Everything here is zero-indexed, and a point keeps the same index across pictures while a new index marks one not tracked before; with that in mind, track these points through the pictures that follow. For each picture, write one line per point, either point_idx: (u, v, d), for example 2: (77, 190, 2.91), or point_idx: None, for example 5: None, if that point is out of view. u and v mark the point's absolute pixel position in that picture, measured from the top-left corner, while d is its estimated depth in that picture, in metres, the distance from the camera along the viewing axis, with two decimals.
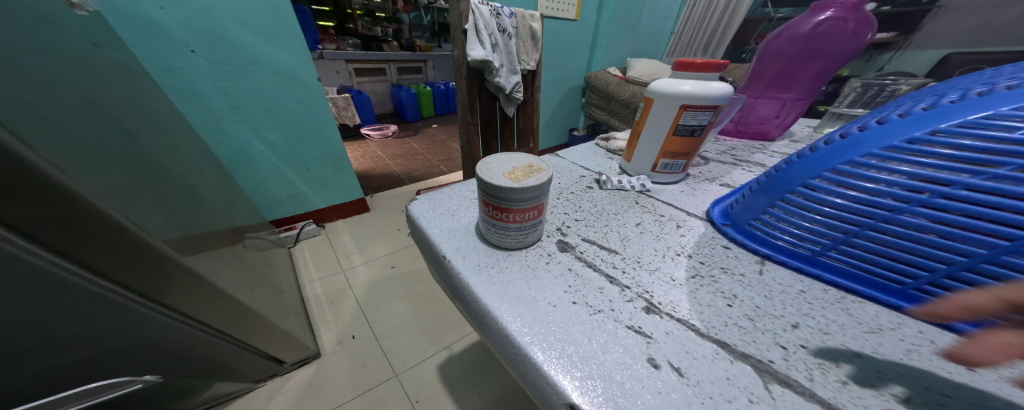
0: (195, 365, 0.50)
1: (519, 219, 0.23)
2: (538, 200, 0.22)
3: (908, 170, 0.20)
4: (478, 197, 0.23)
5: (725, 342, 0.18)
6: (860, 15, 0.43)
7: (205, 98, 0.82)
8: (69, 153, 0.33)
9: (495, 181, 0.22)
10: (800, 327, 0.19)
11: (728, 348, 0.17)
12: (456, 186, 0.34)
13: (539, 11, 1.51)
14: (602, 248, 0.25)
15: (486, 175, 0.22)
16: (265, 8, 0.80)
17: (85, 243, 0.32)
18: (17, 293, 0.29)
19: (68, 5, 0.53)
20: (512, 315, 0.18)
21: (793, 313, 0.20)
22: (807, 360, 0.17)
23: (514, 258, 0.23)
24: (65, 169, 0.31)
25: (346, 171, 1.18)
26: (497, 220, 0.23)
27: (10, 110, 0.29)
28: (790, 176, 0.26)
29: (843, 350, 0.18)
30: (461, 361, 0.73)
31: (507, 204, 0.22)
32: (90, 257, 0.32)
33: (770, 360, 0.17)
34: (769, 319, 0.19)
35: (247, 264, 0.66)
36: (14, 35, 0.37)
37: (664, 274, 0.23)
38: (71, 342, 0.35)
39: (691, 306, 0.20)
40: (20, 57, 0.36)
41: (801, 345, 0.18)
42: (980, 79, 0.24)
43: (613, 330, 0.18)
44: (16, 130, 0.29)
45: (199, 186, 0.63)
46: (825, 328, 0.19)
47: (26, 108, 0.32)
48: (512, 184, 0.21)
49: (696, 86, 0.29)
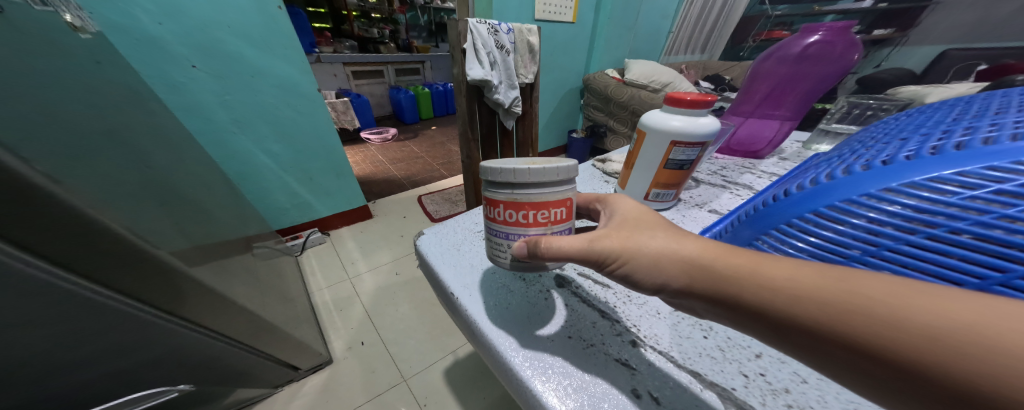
0: (222, 373, 0.53)
1: (548, 216, 0.25)
2: (553, 195, 0.24)
3: (860, 222, 0.23)
4: (495, 196, 0.24)
5: (697, 371, 0.20)
6: (847, 39, 0.44)
7: (210, 113, 0.84)
8: (85, 187, 0.35)
9: (512, 174, 0.23)
10: (762, 356, 0.21)
11: (699, 377, 0.20)
12: (459, 217, 0.37)
13: (536, 16, 1.52)
14: (596, 282, 0.28)
15: (500, 171, 0.23)
16: (263, 21, 0.81)
17: (105, 264, 0.34)
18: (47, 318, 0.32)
19: (70, 28, 0.54)
20: (516, 349, 0.21)
21: (758, 343, 0.22)
22: (763, 386, 0.19)
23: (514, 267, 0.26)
24: (85, 201, 0.33)
25: (349, 179, 1.20)
26: (516, 218, 0.25)
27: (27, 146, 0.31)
28: (769, 216, 0.28)
29: (794, 376, 0.20)
30: (465, 365, 0.76)
31: (524, 200, 0.24)
32: (109, 277, 0.35)
33: (732, 387, 0.19)
34: (738, 349, 0.21)
35: (258, 274, 0.69)
36: (25, 69, 0.39)
37: (652, 307, 0.25)
38: (98, 361, 0.37)
39: (672, 339, 0.22)
40: (33, 90, 0.38)
41: (760, 373, 0.20)
42: (940, 129, 0.27)
43: (604, 363, 0.20)
44: (42, 169, 0.31)
45: (208, 202, 0.65)
46: (783, 356, 0.21)
47: (43, 143, 0.33)
48: (529, 175, 0.22)
49: (685, 122, 0.31)
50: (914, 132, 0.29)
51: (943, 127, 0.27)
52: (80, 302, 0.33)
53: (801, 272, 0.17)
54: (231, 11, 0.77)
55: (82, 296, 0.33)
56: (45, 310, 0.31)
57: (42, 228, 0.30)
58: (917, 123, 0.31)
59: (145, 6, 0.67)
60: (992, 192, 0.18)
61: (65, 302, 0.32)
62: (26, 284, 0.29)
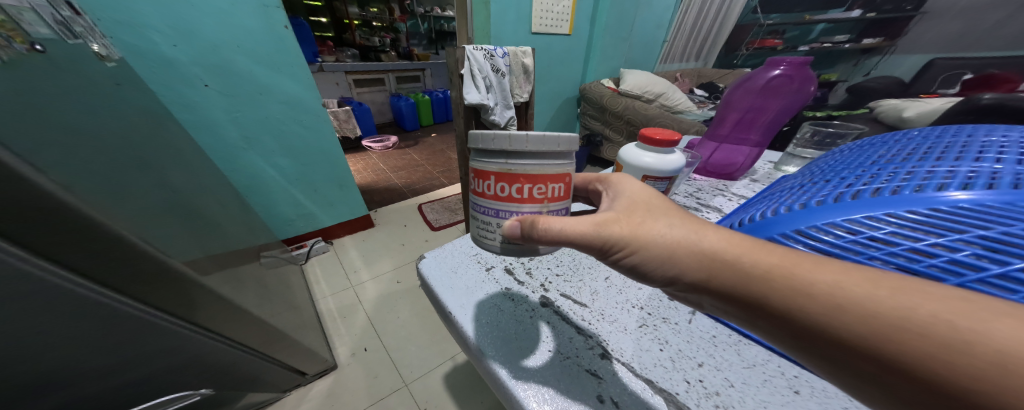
0: (237, 378, 0.57)
1: (542, 191, 0.30)
2: (543, 170, 0.29)
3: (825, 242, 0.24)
4: (492, 168, 0.29)
5: (651, 379, 0.24)
6: (805, 74, 0.49)
7: (220, 129, 0.88)
8: (122, 215, 0.38)
9: (508, 145, 0.27)
10: (703, 366, 0.25)
11: (652, 384, 0.24)
12: (457, 241, 0.41)
13: (534, 29, 1.57)
14: (575, 302, 0.32)
15: (496, 142, 0.28)
16: (270, 41, 0.85)
17: (140, 283, 0.37)
18: (90, 331, 0.35)
19: (98, 58, 0.53)
20: (503, 362, 0.25)
21: (703, 354, 0.26)
22: (699, 390, 0.23)
23: (505, 249, 0.32)
24: (124, 227, 0.36)
25: (351, 190, 1.24)
26: (510, 193, 0.30)
27: (73, 172, 0.34)
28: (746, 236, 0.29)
29: (725, 382, 0.24)
30: (464, 371, 0.80)
31: (517, 174, 0.28)
32: (145, 295, 0.38)
33: (676, 392, 0.23)
34: (684, 360, 0.26)
35: (267, 284, 0.72)
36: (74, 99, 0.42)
37: (620, 324, 0.29)
38: (130, 369, 0.40)
39: (634, 351, 0.26)
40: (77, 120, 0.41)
41: (699, 379, 0.24)
42: (865, 168, 0.31)
43: (577, 373, 0.25)
44: (86, 199, 0.34)
45: (222, 215, 0.69)
46: (719, 365, 0.25)
47: (89, 173, 0.37)
48: (524, 148, 0.27)
49: (655, 159, 0.36)
50: (846, 169, 0.33)
51: (862, 169, 0.31)
52: (118, 318, 0.36)
53: (854, 279, 0.18)
54: (240, 31, 0.80)
55: (120, 311, 0.36)
56: (89, 325, 0.35)
57: (85, 248, 0.33)
58: (850, 160, 0.35)
59: (160, 29, 0.71)
60: (867, 238, 0.22)
61: (106, 317, 0.35)
62: (69, 299, 0.32)
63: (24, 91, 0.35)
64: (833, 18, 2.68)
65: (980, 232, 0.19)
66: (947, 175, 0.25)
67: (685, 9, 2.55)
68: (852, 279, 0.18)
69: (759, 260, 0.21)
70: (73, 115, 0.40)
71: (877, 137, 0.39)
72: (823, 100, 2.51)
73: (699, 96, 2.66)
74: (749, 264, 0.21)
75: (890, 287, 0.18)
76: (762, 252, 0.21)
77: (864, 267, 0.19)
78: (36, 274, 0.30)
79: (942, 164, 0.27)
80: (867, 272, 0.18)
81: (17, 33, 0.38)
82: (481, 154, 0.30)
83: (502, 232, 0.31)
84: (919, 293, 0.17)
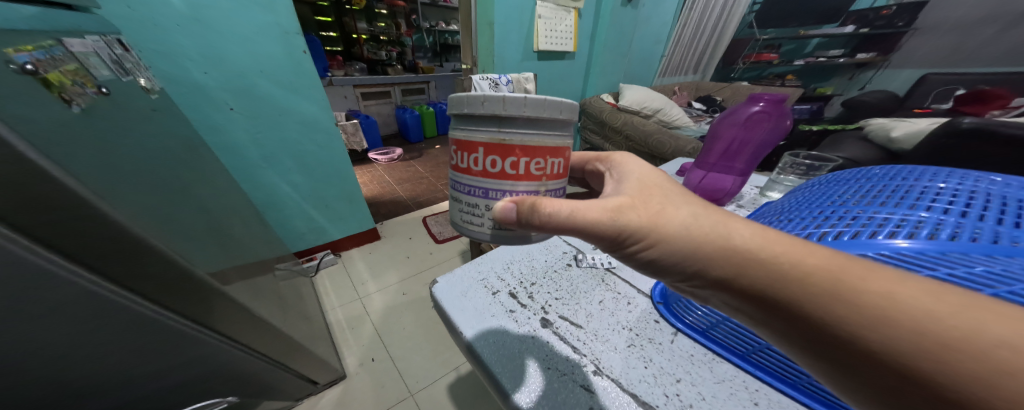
0: (257, 386, 0.60)
1: (539, 166, 0.31)
2: (537, 140, 0.30)
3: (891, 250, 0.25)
4: (485, 135, 0.30)
5: (636, 393, 0.28)
6: (780, 111, 0.56)
7: (241, 149, 0.93)
8: (180, 238, 0.42)
9: (501, 108, 0.28)
10: (681, 382, 0.29)
11: (636, 397, 0.28)
12: (466, 266, 0.45)
13: (536, 48, 1.64)
14: (572, 324, 0.36)
15: (490, 104, 0.28)
16: (290, 66, 0.91)
17: (191, 300, 0.40)
18: (148, 346, 0.38)
19: (144, 91, 0.58)
20: (508, 378, 0.29)
21: (681, 372, 0.30)
22: (676, 403, 0.27)
23: (494, 235, 0.34)
24: (184, 250, 0.41)
25: (360, 204, 1.28)
26: (506, 165, 0.31)
27: (135, 198, 0.38)
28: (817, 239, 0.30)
29: (697, 395, 0.28)
30: (468, 381, 0.83)
31: (511, 143, 0.29)
32: (195, 311, 0.41)
33: (656, 404, 0.27)
34: (665, 376, 0.30)
35: (283, 295, 0.76)
36: (130, 132, 0.46)
37: (611, 344, 0.33)
38: (172, 380, 0.44)
39: (622, 369, 0.30)
40: (135, 149, 0.45)
41: (676, 394, 0.28)
42: (837, 205, 0.36)
43: (572, 387, 0.29)
44: (154, 225, 0.38)
45: (244, 230, 0.73)
46: (694, 381, 0.29)
47: (147, 200, 0.41)
48: (519, 114, 0.28)
49: None
50: (818, 205, 0.37)
51: (824, 211, 0.35)
52: (172, 334, 0.39)
53: (912, 291, 0.18)
54: (263, 57, 0.86)
55: (173, 327, 0.39)
56: (146, 344, 0.37)
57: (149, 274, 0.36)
58: (819, 197, 0.40)
59: (193, 57, 0.77)
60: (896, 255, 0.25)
61: (156, 332, 0.37)
62: (122, 316, 0.34)
63: (91, 125, 0.39)
64: (827, 34, 2.76)
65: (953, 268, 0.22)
66: (894, 222, 0.29)
67: (682, 25, 2.64)
68: (910, 292, 0.18)
69: (802, 262, 0.22)
70: (129, 144, 0.44)
71: (843, 173, 0.44)
72: (819, 114, 2.56)
73: (696, 110, 2.73)
74: (788, 267, 0.22)
75: (955, 303, 0.18)
76: (810, 253, 0.22)
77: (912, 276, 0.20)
78: (100, 293, 0.32)
79: (895, 211, 0.31)
80: (926, 285, 0.19)
81: (87, 79, 0.43)
82: (473, 123, 0.31)
83: (492, 214, 0.33)
84: (951, 318, 0.17)
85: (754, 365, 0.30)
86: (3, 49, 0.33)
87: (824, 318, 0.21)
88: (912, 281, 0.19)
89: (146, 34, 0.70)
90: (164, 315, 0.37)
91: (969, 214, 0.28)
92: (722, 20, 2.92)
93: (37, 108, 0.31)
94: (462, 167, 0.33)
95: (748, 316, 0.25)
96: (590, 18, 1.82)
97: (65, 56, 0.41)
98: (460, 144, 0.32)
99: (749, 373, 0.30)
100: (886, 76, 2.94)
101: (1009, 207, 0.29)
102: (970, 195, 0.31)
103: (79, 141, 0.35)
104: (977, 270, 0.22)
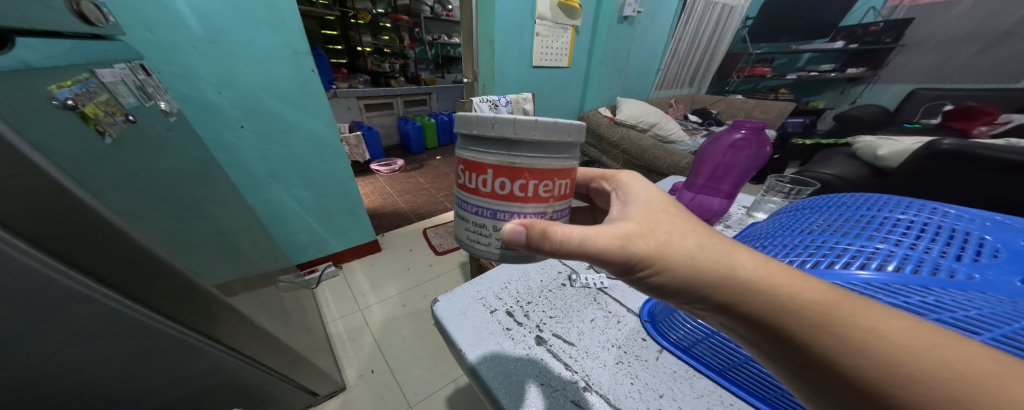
0: (261, 398, 0.61)
1: (547, 188, 0.32)
2: (545, 163, 0.30)
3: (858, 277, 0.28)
4: (496, 157, 0.30)
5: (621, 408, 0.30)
6: (760, 138, 0.62)
7: (250, 165, 0.97)
8: (198, 258, 0.45)
9: (513, 133, 0.28)
10: (663, 397, 0.32)
11: None
12: (466, 286, 0.47)
13: (534, 64, 1.70)
14: (566, 342, 0.38)
15: (503, 128, 0.28)
16: (299, 84, 0.95)
17: (207, 318, 0.42)
18: (163, 363, 0.39)
19: (163, 114, 0.62)
20: (505, 394, 0.32)
21: (663, 388, 0.33)
22: None
23: (502, 254, 0.35)
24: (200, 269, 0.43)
25: (362, 217, 1.31)
26: (515, 186, 0.31)
27: (159, 221, 0.40)
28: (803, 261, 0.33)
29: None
30: (466, 394, 0.84)
31: (521, 166, 0.30)
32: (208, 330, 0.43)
33: None
34: (649, 392, 0.32)
35: (285, 306, 0.77)
36: (150, 156, 0.49)
37: (601, 361, 0.36)
38: (180, 396, 0.45)
39: (609, 384, 0.33)
40: (156, 173, 0.48)
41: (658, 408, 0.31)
42: (815, 231, 0.39)
43: (564, 402, 0.31)
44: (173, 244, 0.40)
45: (251, 245, 0.75)
46: (674, 396, 0.32)
47: (167, 221, 0.43)
48: (531, 138, 0.29)
49: None
50: (799, 230, 0.40)
51: (802, 236, 0.38)
52: (188, 350, 0.41)
53: (894, 327, 0.20)
54: (275, 77, 0.90)
55: (189, 344, 0.40)
56: (162, 362, 0.39)
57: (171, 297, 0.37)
58: (798, 223, 0.42)
59: (208, 78, 0.81)
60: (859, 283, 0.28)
61: (174, 349, 0.39)
62: (147, 334, 0.36)
63: (120, 153, 0.42)
64: (817, 50, 2.85)
65: (907, 298, 0.25)
66: (852, 252, 0.33)
67: (676, 41, 2.73)
68: (891, 328, 0.20)
69: (797, 296, 0.23)
70: (150, 169, 0.47)
71: (818, 199, 0.47)
72: (812, 128, 2.63)
73: (692, 123, 2.79)
74: (785, 299, 0.23)
75: (930, 340, 0.19)
76: (807, 288, 0.23)
77: (893, 311, 0.21)
78: (123, 316, 0.33)
79: (856, 241, 0.34)
80: (906, 322, 0.20)
81: (116, 108, 0.47)
82: (481, 145, 0.31)
83: (498, 234, 0.34)
84: (926, 356, 0.19)
85: (729, 380, 0.33)
86: (48, 87, 0.36)
87: (810, 345, 0.22)
88: (893, 319, 0.20)
89: (165, 58, 0.74)
90: (182, 333, 0.39)
91: (915, 246, 0.32)
92: (716, 36, 3.01)
93: (77, 142, 0.34)
94: (469, 186, 0.34)
95: (739, 336, 0.27)
96: (587, 35, 1.89)
97: (98, 87, 0.44)
98: (467, 164, 0.33)
99: (726, 389, 0.33)
100: (876, 91, 3.02)
101: (955, 241, 0.33)
102: (923, 227, 0.35)
103: (109, 169, 0.37)
104: (913, 299, 0.25)
